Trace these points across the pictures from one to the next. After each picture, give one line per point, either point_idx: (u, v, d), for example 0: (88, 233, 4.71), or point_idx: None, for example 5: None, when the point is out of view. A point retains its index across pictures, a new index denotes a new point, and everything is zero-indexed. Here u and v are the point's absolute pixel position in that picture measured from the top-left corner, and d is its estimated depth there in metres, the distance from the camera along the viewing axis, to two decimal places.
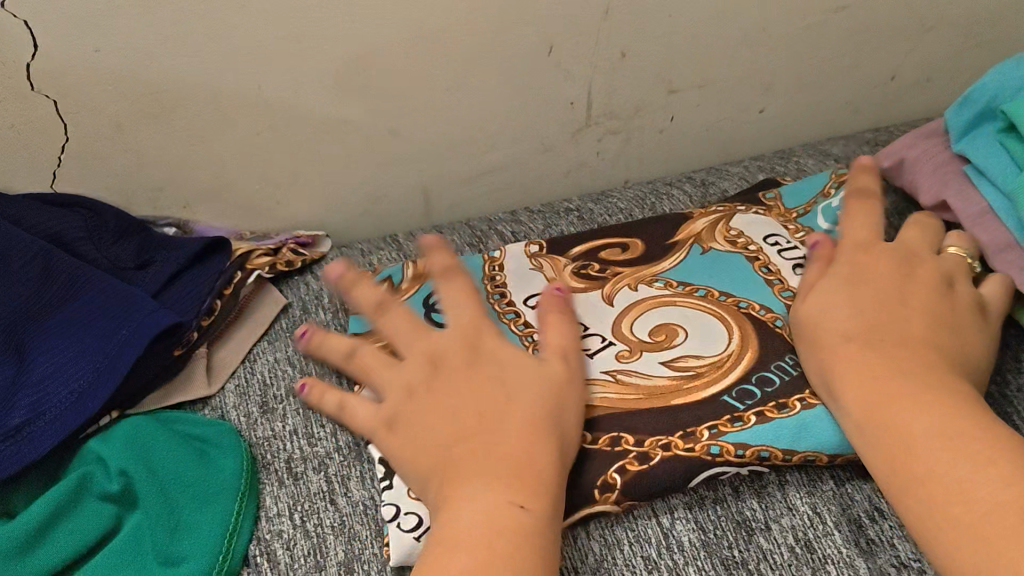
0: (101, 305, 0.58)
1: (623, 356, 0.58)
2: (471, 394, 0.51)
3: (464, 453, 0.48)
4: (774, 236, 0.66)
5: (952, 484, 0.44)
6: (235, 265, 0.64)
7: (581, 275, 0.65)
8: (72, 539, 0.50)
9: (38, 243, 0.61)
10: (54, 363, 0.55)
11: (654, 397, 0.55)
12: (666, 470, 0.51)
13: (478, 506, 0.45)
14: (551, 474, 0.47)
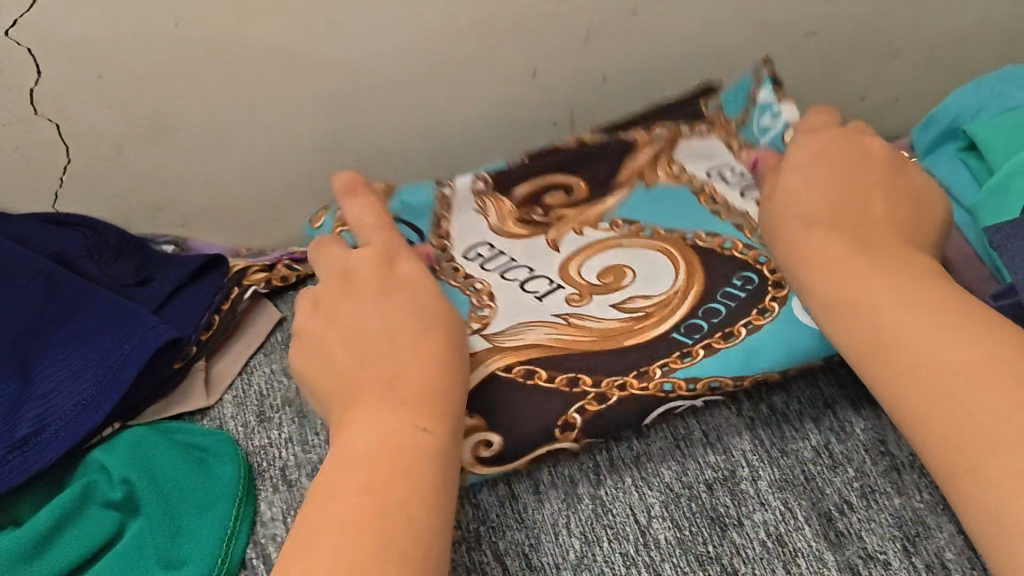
0: (103, 321, 0.60)
1: (573, 300, 0.59)
2: (361, 333, 0.48)
3: (360, 385, 0.45)
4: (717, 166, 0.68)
5: (923, 352, 0.40)
6: (232, 281, 0.66)
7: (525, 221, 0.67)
8: (78, 544, 0.52)
9: (41, 262, 0.63)
10: (59, 377, 0.58)
11: (607, 339, 0.55)
12: (623, 409, 0.51)
13: (374, 430, 0.42)
14: (451, 399, 0.45)
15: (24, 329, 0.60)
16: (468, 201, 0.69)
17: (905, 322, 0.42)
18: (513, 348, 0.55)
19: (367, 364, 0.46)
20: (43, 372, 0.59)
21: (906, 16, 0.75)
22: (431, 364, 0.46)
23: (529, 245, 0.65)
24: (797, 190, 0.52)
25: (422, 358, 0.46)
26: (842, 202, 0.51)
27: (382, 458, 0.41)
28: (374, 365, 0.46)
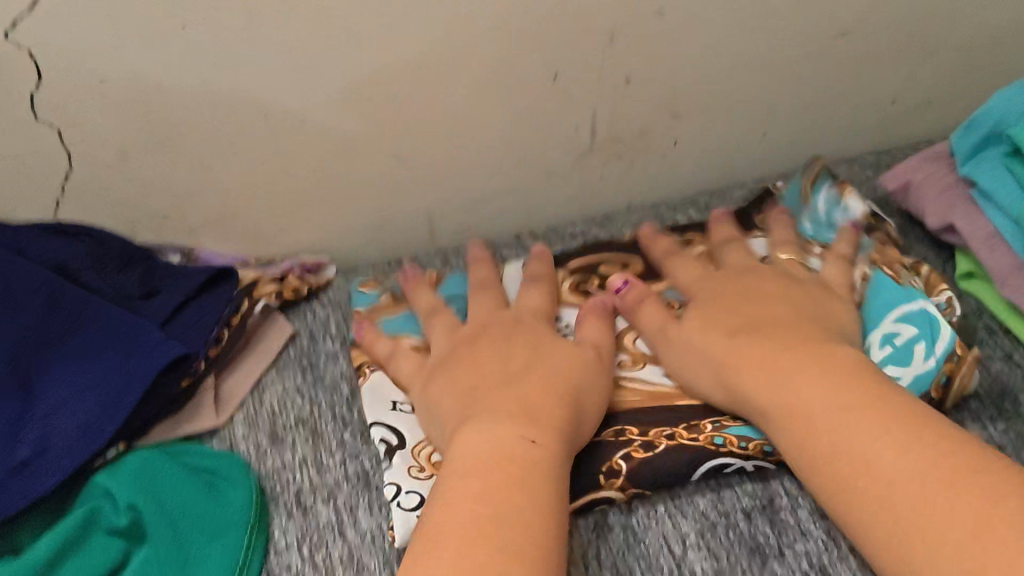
0: (107, 336, 0.58)
1: (626, 364, 0.60)
2: (486, 361, 0.56)
3: (480, 414, 0.51)
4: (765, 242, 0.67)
5: (858, 453, 0.45)
6: (242, 294, 0.63)
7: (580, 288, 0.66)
8: (81, 575, 0.49)
9: (43, 273, 0.60)
10: (61, 396, 0.55)
11: (657, 398, 0.57)
12: (670, 459, 0.53)
13: (494, 433, 0.48)
14: (561, 421, 0.50)
15: (25, 345, 0.57)
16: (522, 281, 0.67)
17: (818, 400, 0.49)
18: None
19: (488, 391, 0.53)
20: (44, 390, 0.56)
21: (940, 16, 0.72)
22: (552, 420, 0.50)
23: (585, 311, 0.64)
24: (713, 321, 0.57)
25: (545, 413, 0.50)
26: (733, 315, 0.57)
27: (503, 466, 0.46)
28: (500, 394, 0.52)
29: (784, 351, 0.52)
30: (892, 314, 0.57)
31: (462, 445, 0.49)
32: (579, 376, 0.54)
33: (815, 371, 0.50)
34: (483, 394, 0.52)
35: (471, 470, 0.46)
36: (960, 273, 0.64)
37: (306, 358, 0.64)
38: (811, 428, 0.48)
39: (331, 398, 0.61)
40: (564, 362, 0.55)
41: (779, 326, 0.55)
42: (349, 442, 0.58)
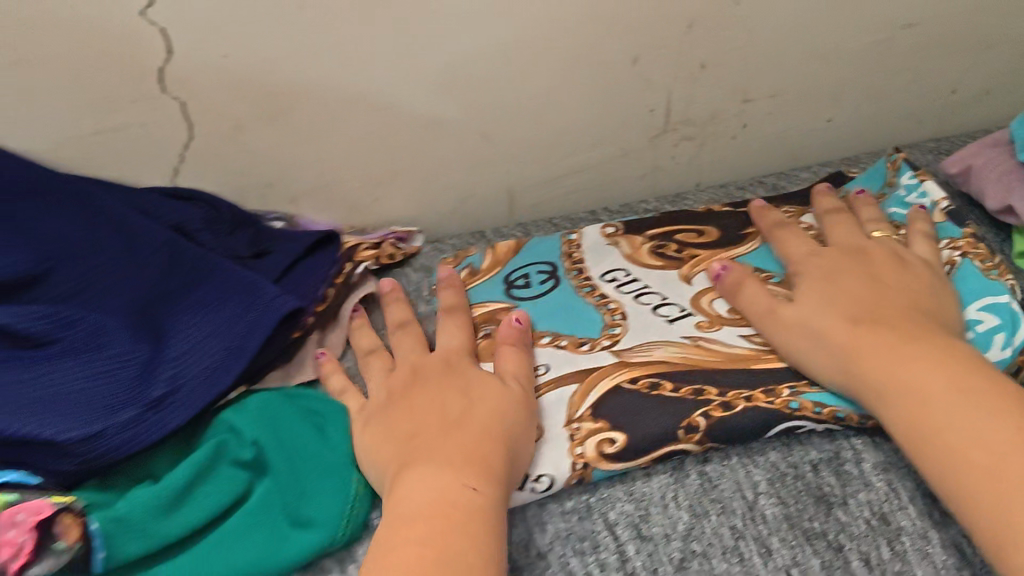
0: (228, 289, 0.63)
1: (703, 325, 0.61)
2: (423, 407, 0.55)
3: (423, 457, 0.50)
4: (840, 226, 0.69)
5: (965, 432, 0.48)
6: (345, 257, 0.69)
7: (658, 253, 0.68)
8: (211, 500, 0.55)
9: (162, 234, 0.66)
10: (188, 341, 0.61)
11: (735, 361, 0.59)
12: (751, 418, 0.56)
13: (429, 481, 0.48)
14: (496, 465, 0.50)
15: (153, 298, 0.63)
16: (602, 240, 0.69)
17: (932, 378, 0.51)
18: (641, 364, 0.59)
19: (424, 437, 0.53)
20: (172, 336, 0.61)
21: (1003, 9, 0.76)
22: (485, 462, 0.50)
23: (662, 275, 0.66)
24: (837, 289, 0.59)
25: (484, 457, 0.50)
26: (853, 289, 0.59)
27: (447, 508, 0.46)
28: (433, 438, 0.52)
29: (907, 343, 0.53)
30: (976, 302, 0.60)
31: (404, 490, 0.48)
32: (518, 416, 0.55)
33: (940, 366, 0.51)
34: (423, 439, 0.52)
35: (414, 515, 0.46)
36: (1018, 252, 0.67)
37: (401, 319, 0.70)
38: (921, 403, 0.50)
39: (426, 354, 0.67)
40: (490, 405, 0.54)
41: (900, 316, 0.56)
42: None
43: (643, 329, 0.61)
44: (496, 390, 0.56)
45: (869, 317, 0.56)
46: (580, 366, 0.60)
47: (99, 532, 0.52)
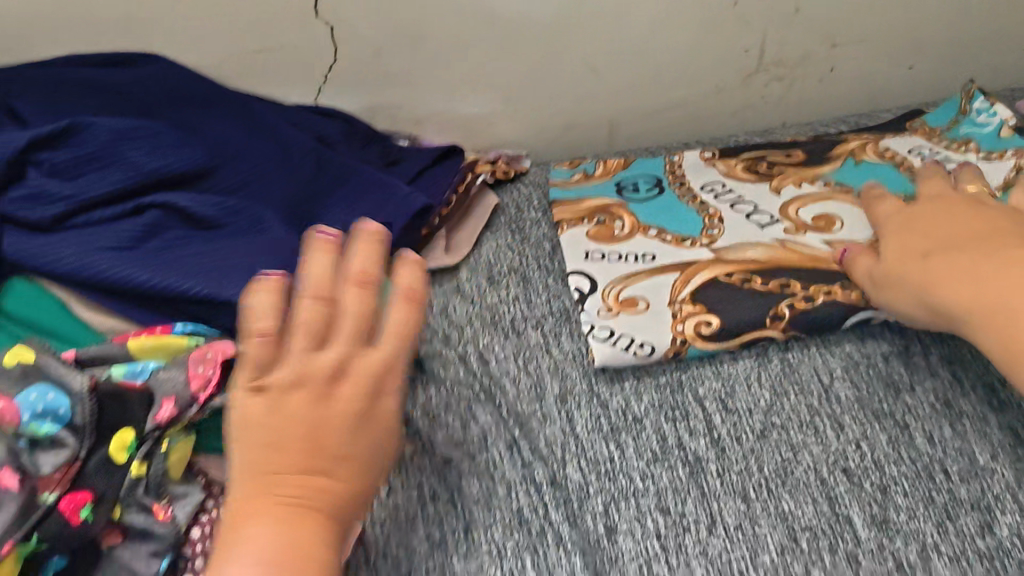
0: (369, 187, 0.72)
1: (789, 231, 0.68)
2: (287, 415, 0.45)
3: (266, 497, 0.44)
4: (916, 148, 0.72)
5: None
6: (466, 168, 0.76)
7: (751, 169, 0.74)
8: None
9: (310, 143, 0.75)
10: (335, 228, 0.70)
11: (817, 261, 0.66)
12: (828, 308, 0.63)
13: (263, 538, 0.42)
14: (343, 513, 0.46)
15: (303, 194, 0.72)
16: (701, 159, 0.76)
17: (1017, 293, 0.51)
18: (737, 260, 0.67)
19: (287, 450, 0.45)
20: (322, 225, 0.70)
21: None
22: (342, 493, 0.46)
23: (755, 189, 0.72)
24: (915, 231, 0.60)
25: (345, 491, 0.46)
26: (928, 231, 0.60)
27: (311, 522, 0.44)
28: (293, 453, 0.45)
29: (996, 266, 0.54)
30: None
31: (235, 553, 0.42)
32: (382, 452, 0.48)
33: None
34: (293, 452, 0.44)
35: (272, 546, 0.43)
36: None
37: (515, 223, 0.76)
38: (1007, 318, 0.51)
39: (537, 253, 0.74)
40: (343, 414, 0.46)
41: (981, 241, 0.56)
42: (552, 286, 0.71)
43: (739, 229, 0.69)
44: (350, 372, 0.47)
45: (941, 249, 0.57)
46: (681, 258, 0.68)
47: None
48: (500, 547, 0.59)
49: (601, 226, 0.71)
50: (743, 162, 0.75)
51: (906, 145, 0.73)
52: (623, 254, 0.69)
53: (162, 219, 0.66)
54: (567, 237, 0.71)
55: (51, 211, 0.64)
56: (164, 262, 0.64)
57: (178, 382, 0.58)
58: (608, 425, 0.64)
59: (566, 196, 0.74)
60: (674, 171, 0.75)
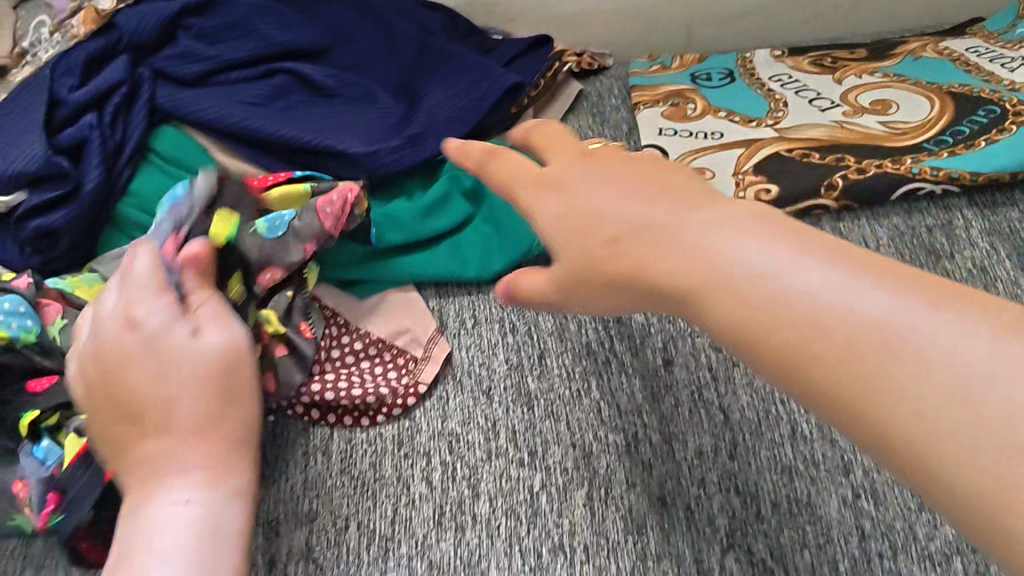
0: (467, 66, 0.80)
1: (848, 113, 0.75)
2: (118, 387, 0.43)
3: (154, 437, 0.43)
4: (974, 47, 0.78)
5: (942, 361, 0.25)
6: (555, 56, 0.84)
7: (816, 63, 0.81)
8: (447, 217, 0.74)
9: (414, 33, 0.83)
10: (436, 98, 0.77)
11: (871, 139, 0.72)
12: (879, 178, 0.69)
13: (143, 495, 0.42)
14: (222, 442, 0.44)
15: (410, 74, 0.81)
16: (771, 57, 0.83)
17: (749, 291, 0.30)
18: (797, 138, 0.74)
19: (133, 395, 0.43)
20: (423, 99, 0.78)
21: None
22: (212, 409, 0.44)
23: (819, 79, 0.79)
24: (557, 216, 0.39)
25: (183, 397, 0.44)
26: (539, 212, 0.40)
27: (198, 397, 0.44)
28: (130, 424, 0.43)
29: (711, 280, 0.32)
30: None
31: (154, 447, 0.42)
32: (222, 379, 0.45)
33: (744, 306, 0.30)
34: (134, 434, 0.43)
35: (180, 447, 0.43)
36: None
37: (596, 107, 0.83)
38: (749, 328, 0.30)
39: (615, 131, 0.80)
40: (191, 443, 0.43)
41: (580, 211, 0.38)
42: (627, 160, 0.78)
43: (801, 112, 0.76)
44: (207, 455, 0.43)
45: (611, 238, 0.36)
46: (746, 136, 0.75)
47: (373, 225, 0.72)
48: (569, 370, 0.69)
49: (675, 107, 0.78)
50: (810, 58, 0.82)
51: (964, 44, 0.79)
52: (694, 131, 0.76)
53: (289, 83, 0.76)
54: (643, 115, 0.79)
55: (197, 69, 0.74)
56: (290, 116, 0.74)
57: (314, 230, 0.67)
58: None
59: (645, 81, 0.82)
60: (746, 67, 0.82)
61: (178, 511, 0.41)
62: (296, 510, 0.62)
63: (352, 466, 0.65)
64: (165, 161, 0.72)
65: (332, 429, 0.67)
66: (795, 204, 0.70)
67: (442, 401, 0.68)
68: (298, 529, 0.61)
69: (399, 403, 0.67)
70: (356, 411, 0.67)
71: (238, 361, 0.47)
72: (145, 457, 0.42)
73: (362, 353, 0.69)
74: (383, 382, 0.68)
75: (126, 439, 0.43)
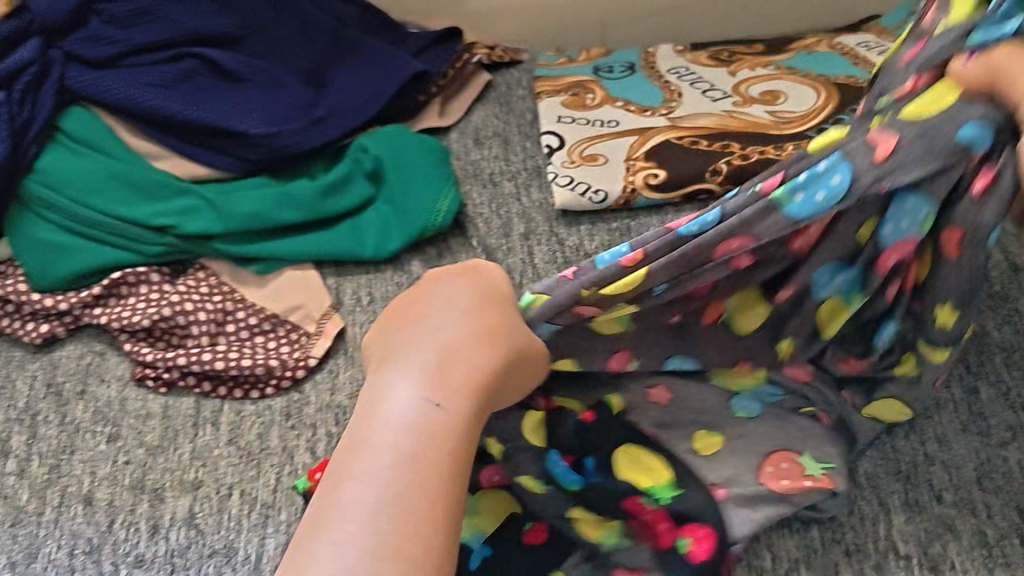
0: (376, 57, 0.82)
1: (738, 103, 0.78)
2: (500, 332, 0.44)
3: (455, 376, 0.41)
4: (864, 42, 0.82)
5: None
6: (464, 49, 0.86)
7: (712, 56, 0.84)
8: (345, 199, 0.75)
9: (327, 23, 0.83)
10: (344, 85, 0.80)
11: (758, 126, 0.75)
12: (762, 165, 0.72)
13: (426, 395, 0.40)
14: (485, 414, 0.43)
15: (318, 62, 0.82)
16: (672, 52, 0.85)
17: None
18: (688, 128, 0.76)
19: (482, 336, 0.43)
20: (331, 89, 0.80)
21: None
22: (511, 366, 0.45)
23: (713, 72, 0.82)
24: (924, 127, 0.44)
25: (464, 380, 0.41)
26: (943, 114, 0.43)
27: (455, 354, 0.42)
28: (446, 329, 0.43)
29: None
30: None
31: (407, 385, 0.40)
32: (494, 379, 0.43)
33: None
34: (451, 382, 0.41)
35: (426, 365, 0.41)
36: None
37: (504, 98, 0.85)
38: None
39: (520, 121, 0.83)
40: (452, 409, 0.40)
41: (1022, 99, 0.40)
42: (529, 149, 0.80)
43: (694, 102, 0.79)
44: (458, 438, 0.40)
45: None
46: (640, 125, 0.78)
47: (271, 201, 0.74)
48: None
49: (575, 97, 0.81)
50: (708, 52, 0.84)
51: (856, 39, 0.83)
52: (590, 120, 0.79)
53: (198, 67, 0.78)
54: (544, 104, 0.81)
55: (109, 51, 0.76)
56: (196, 99, 0.76)
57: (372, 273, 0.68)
58: (563, 258, 0.72)
59: (549, 73, 0.84)
60: (648, 61, 0.84)
61: (416, 354, 0.42)
62: (181, 479, 0.65)
63: (240, 436, 0.67)
64: (70, 139, 0.75)
65: (223, 400, 0.69)
66: (685, 186, 0.72)
67: (333, 373, 0.69)
68: (182, 496, 0.64)
69: (288, 375, 0.69)
70: (246, 383, 0.69)
71: (521, 344, 0.46)
72: (409, 353, 0.42)
73: (255, 328, 0.71)
74: (273, 355, 0.69)
75: (390, 324, 0.46)
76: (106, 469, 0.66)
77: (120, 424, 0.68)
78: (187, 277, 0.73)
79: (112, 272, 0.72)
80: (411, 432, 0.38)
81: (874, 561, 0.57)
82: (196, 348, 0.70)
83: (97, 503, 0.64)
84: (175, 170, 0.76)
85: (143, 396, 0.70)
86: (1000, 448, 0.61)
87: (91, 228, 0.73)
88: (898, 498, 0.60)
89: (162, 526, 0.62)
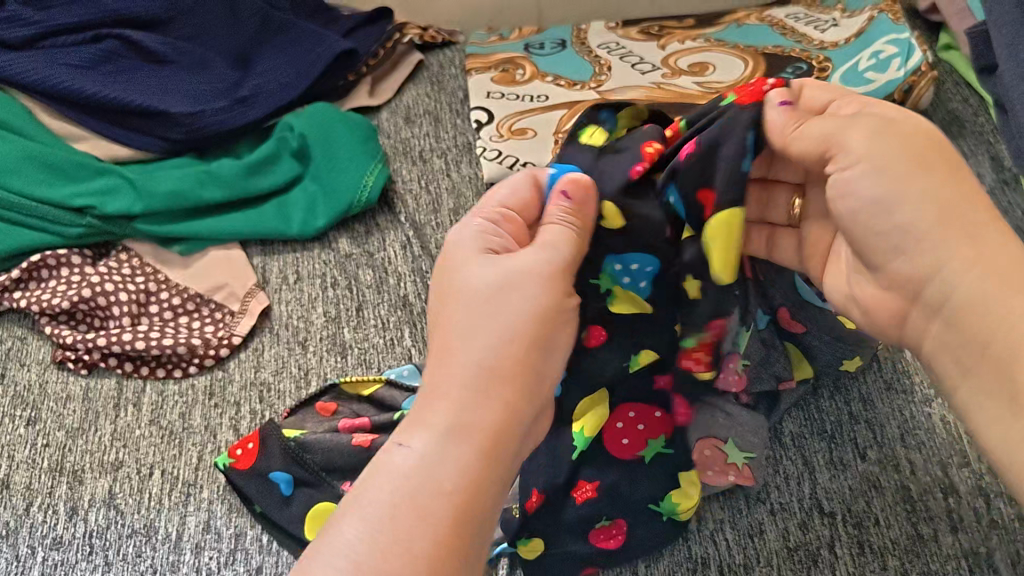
0: (303, 36, 0.81)
1: (667, 76, 0.78)
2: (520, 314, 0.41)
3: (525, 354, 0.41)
4: (793, 13, 0.82)
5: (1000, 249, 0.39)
6: (395, 29, 0.85)
7: (645, 34, 0.84)
8: (269, 180, 0.75)
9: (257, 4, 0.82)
10: (270, 66, 0.80)
11: (684, 98, 0.75)
12: None
13: (448, 408, 0.40)
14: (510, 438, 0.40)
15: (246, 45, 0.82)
16: (605, 29, 0.85)
17: (974, 210, 0.39)
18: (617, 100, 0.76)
19: (512, 316, 0.41)
20: (257, 71, 0.80)
21: None
22: (545, 328, 0.42)
23: (644, 47, 0.82)
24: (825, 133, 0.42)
25: (484, 357, 0.40)
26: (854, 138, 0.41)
27: (469, 371, 0.40)
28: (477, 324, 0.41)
29: (947, 163, 0.40)
30: (884, 39, 0.74)
31: (444, 365, 0.41)
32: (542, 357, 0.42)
33: (947, 176, 0.40)
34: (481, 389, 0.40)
35: (447, 396, 0.40)
36: (943, 46, 0.79)
37: (436, 77, 0.84)
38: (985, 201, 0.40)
39: (453, 98, 0.82)
40: (481, 385, 0.40)
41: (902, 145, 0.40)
42: (460, 125, 0.79)
43: (624, 75, 0.79)
44: (493, 393, 0.40)
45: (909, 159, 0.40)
46: (571, 99, 0.77)
47: (192, 179, 0.73)
48: (384, 320, 0.68)
49: (505, 73, 0.81)
50: (639, 30, 0.85)
51: (787, 12, 0.83)
52: (519, 94, 0.79)
53: (118, 49, 0.78)
54: (474, 81, 0.81)
55: (23, 33, 0.76)
56: (116, 81, 0.76)
57: (287, 299, 0.71)
58: None
59: (479, 51, 0.84)
60: (581, 38, 0.84)
61: (442, 393, 0.40)
62: (101, 460, 0.63)
63: (162, 416, 0.65)
64: None
65: (145, 380, 0.67)
66: None
67: (257, 352, 0.68)
68: (102, 477, 0.62)
69: (211, 353, 0.67)
70: (168, 363, 0.68)
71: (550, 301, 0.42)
72: (435, 385, 0.41)
73: (180, 308, 0.70)
74: (197, 335, 0.68)
75: (420, 403, 0.41)
76: (24, 453, 0.63)
77: (39, 408, 0.65)
78: (110, 258, 0.72)
79: (34, 254, 0.71)
80: (418, 471, 0.38)
81: (799, 519, 0.55)
82: (117, 329, 0.68)
83: (14, 486, 0.61)
84: (98, 152, 0.76)
85: (63, 379, 0.67)
86: (924, 405, 0.59)
87: (8, 209, 0.72)
88: (823, 457, 0.58)
89: (81, 508, 0.60)
